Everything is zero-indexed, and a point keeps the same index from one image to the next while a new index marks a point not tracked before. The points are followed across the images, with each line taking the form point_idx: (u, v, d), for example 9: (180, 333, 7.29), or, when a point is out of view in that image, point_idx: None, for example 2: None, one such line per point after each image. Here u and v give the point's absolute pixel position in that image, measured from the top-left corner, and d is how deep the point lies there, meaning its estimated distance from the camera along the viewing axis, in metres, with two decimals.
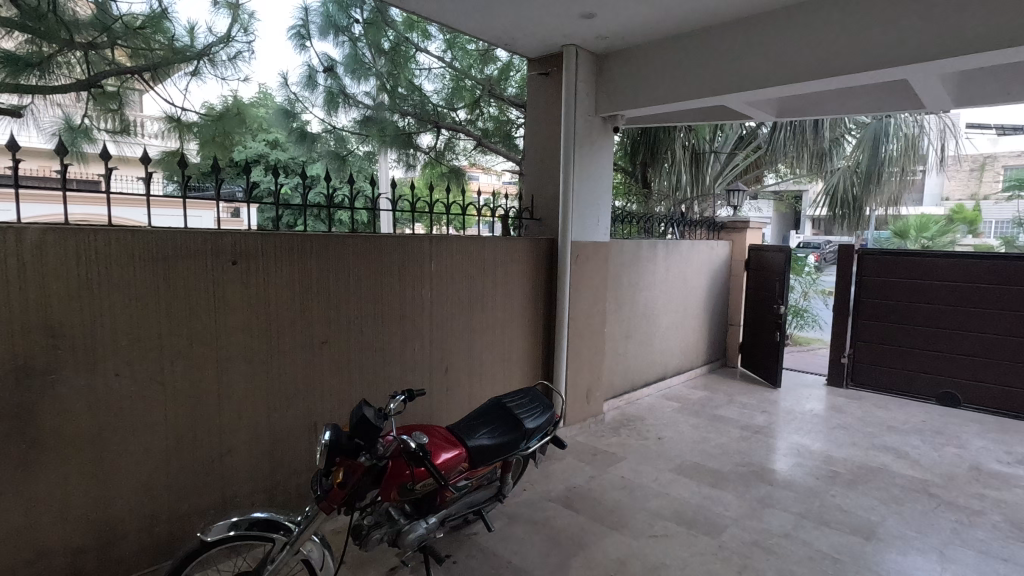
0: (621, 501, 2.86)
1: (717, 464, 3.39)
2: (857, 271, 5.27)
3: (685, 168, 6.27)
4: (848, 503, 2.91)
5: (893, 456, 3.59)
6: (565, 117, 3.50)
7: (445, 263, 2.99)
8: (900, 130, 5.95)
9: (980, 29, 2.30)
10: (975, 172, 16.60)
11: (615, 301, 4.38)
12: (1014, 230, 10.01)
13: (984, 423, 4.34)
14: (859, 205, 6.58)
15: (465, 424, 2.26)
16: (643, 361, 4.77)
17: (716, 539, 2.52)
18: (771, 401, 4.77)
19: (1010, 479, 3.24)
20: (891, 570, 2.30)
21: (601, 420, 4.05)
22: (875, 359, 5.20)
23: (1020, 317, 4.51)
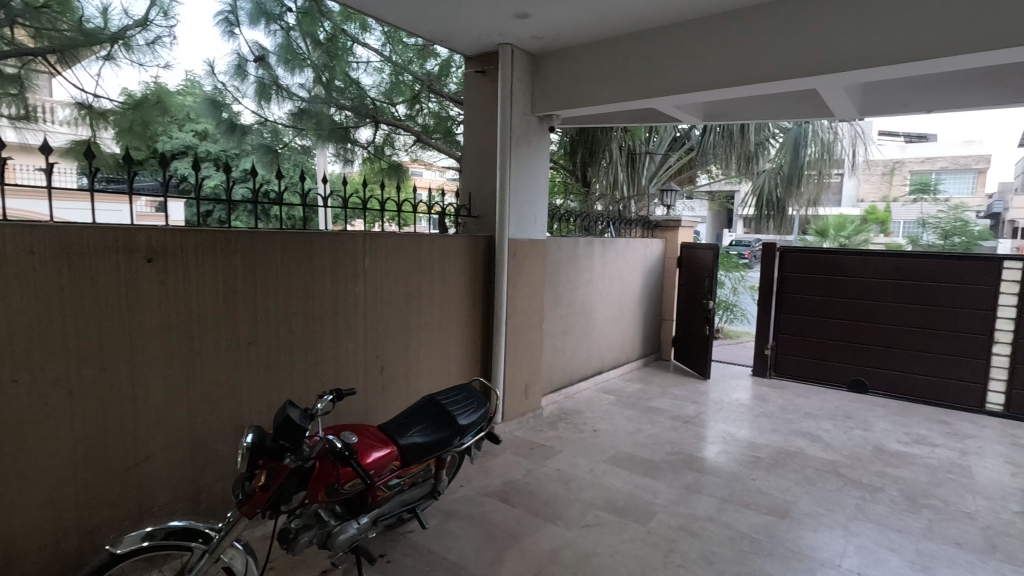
0: (557, 494, 2.92)
1: (649, 453, 3.53)
2: (778, 268, 5.60)
3: (623, 168, 6.45)
4: (766, 486, 3.10)
5: (808, 440, 3.86)
6: (501, 115, 3.52)
7: (380, 261, 2.96)
8: (817, 136, 6.36)
9: (877, 44, 2.50)
10: (885, 176, 17.98)
11: (553, 297, 4.46)
12: (919, 230, 10.94)
13: (889, 407, 4.73)
14: (783, 206, 6.95)
15: (397, 422, 2.24)
16: (581, 356, 4.88)
17: (646, 525, 2.62)
18: (701, 392, 5.00)
19: (908, 457, 3.55)
20: (802, 545, 2.47)
21: (539, 414, 4.11)
22: (796, 350, 5.54)
23: (919, 309, 4.94)
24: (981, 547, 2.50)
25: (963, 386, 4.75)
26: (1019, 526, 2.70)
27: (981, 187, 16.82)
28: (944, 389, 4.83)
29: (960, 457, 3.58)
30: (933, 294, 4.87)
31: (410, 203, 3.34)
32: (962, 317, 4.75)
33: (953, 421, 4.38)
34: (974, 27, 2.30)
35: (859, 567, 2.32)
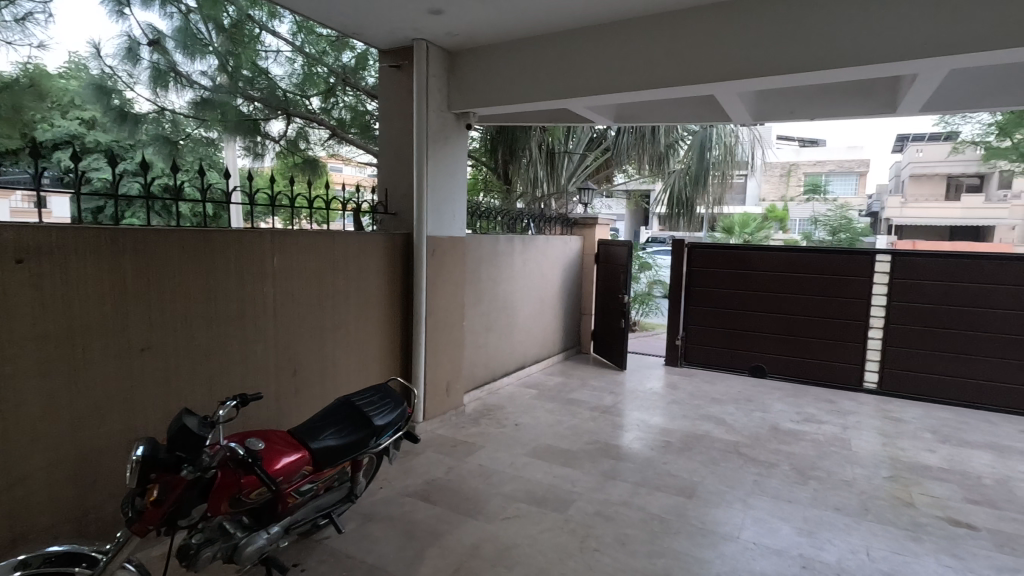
0: (478, 488, 2.95)
1: (568, 444, 3.64)
2: (687, 263, 5.94)
3: (542, 166, 6.57)
4: (676, 468, 3.29)
5: (714, 423, 4.13)
6: (417, 111, 3.47)
7: (290, 259, 2.84)
8: (721, 138, 6.81)
9: (764, 56, 2.72)
10: (783, 178, 19.51)
11: (474, 295, 4.48)
12: (811, 227, 12.00)
13: (784, 390, 5.15)
14: (691, 205, 7.34)
15: (310, 425, 2.18)
16: (503, 353, 4.93)
17: (564, 513, 2.71)
18: (618, 383, 5.22)
19: (799, 434, 3.89)
20: (706, 522, 2.65)
21: (461, 411, 4.12)
22: (704, 340, 5.91)
23: (809, 299, 5.41)
24: (856, 510, 2.79)
25: (845, 368, 5.26)
26: (888, 489, 3.04)
27: (863, 189, 18.70)
28: (830, 371, 5.32)
29: (842, 431, 3.98)
30: (819, 285, 5.35)
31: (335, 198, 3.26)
32: (844, 305, 5.26)
33: (837, 400, 4.85)
34: (845, 44, 2.55)
35: (755, 537, 2.52)
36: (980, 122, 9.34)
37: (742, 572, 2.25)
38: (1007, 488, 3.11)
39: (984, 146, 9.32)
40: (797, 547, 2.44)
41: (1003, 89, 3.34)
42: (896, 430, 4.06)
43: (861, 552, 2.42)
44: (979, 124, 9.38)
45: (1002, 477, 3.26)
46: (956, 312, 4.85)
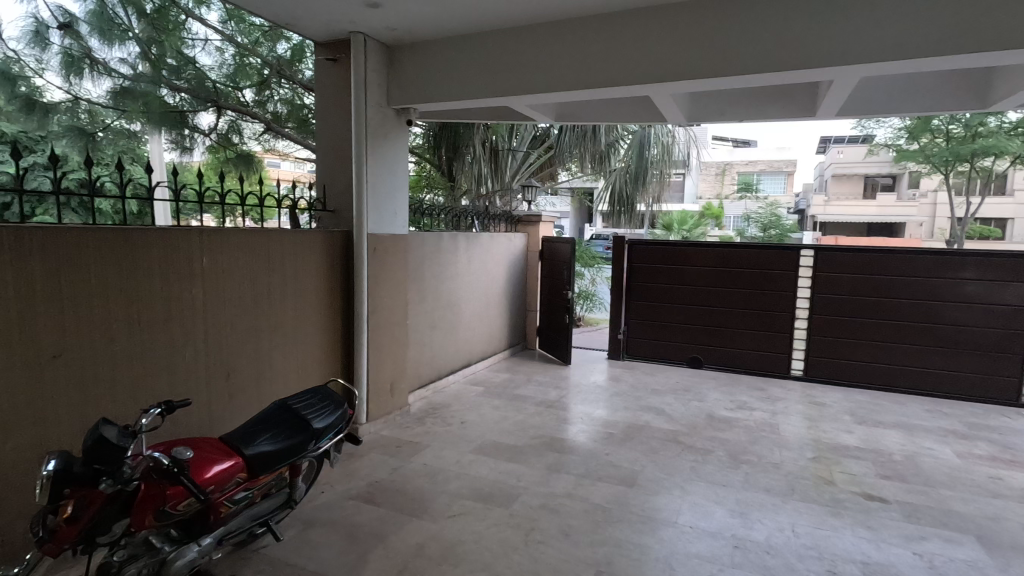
0: (423, 488, 2.93)
1: (513, 439, 3.67)
2: (628, 260, 6.11)
3: (486, 163, 6.56)
4: (618, 459, 3.39)
5: (654, 413, 4.27)
6: (355, 105, 3.39)
7: (221, 258, 2.71)
8: (659, 138, 7.04)
9: (695, 59, 2.83)
10: (718, 177, 20.35)
11: (417, 293, 4.42)
12: (744, 224, 12.59)
13: (719, 379, 5.40)
14: (632, 203, 7.53)
15: (245, 429, 2.09)
16: (448, 351, 4.91)
17: (509, 508, 2.73)
18: (563, 377, 5.31)
19: (732, 421, 4.09)
20: (646, 509, 2.75)
21: (406, 411, 4.07)
22: (645, 333, 6.09)
23: (742, 292, 5.68)
24: (783, 490, 2.97)
25: (774, 357, 5.57)
26: (811, 469, 3.24)
27: (791, 187, 19.81)
28: (761, 360, 5.61)
29: (771, 417, 4.21)
30: (751, 279, 5.63)
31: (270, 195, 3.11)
32: (773, 298, 5.55)
33: (767, 387, 5.12)
34: (768, 49, 2.69)
35: (691, 521, 2.63)
36: (891, 126, 10.08)
37: (679, 554, 2.34)
38: (914, 463, 3.39)
39: (895, 148, 10.07)
40: (730, 528, 2.57)
41: (908, 96, 3.62)
42: (819, 414, 4.33)
43: (787, 529, 2.57)
44: (891, 128, 10.13)
45: (910, 453, 3.55)
46: (870, 302, 5.23)
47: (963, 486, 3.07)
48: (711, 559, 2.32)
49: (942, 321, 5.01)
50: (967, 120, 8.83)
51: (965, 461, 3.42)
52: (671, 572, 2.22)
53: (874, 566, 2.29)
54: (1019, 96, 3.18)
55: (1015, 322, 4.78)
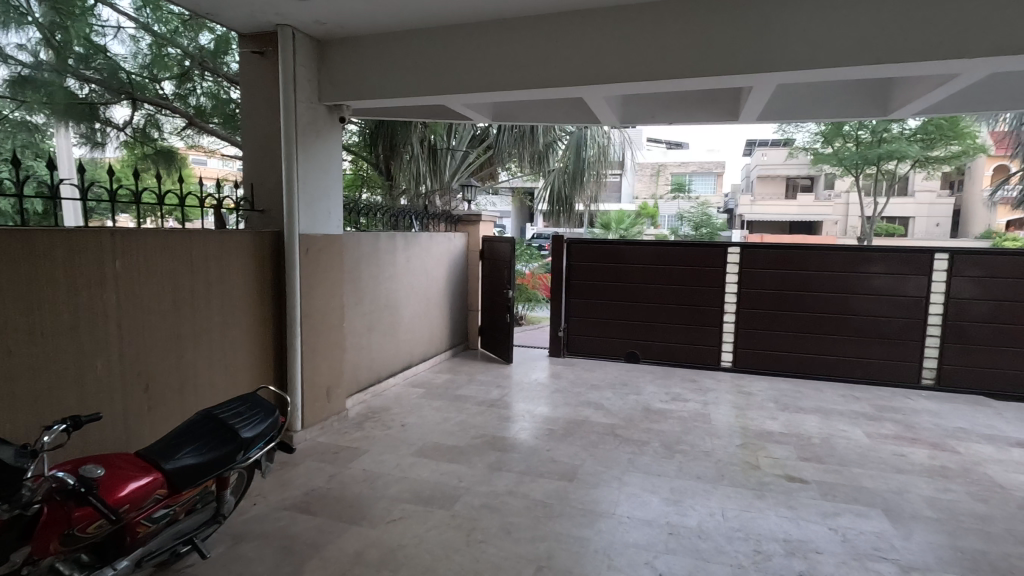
0: (362, 494, 2.86)
1: (455, 440, 3.65)
2: (567, 258, 6.22)
3: (424, 162, 6.49)
4: (558, 454, 3.44)
5: (594, 408, 4.37)
6: (284, 101, 3.26)
7: (136, 262, 2.54)
8: (595, 140, 7.22)
9: (626, 62, 2.91)
10: (653, 177, 21.05)
11: (354, 295, 4.31)
12: (677, 223, 13.10)
13: (655, 373, 5.59)
14: (570, 202, 7.70)
15: (166, 442, 1.97)
16: (388, 353, 4.82)
17: (450, 510, 2.71)
18: (505, 376, 5.34)
19: (667, 413, 4.25)
20: (585, 502, 2.81)
21: (344, 416, 3.96)
22: (584, 331, 6.22)
23: (675, 288, 5.90)
24: (714, 477, 3.11)
25: (705, 350, 5.83)
26: (739, 455, 3.42)
27: (720, 188, 20.79)
28: (694, 353, 5.86)
29: (703, 407, 4.41)
30: (683, 276, 5.86)
31: (192, 195, 2.94)
32: (704, 293, 5.81)
33: (699, 379, 5.36)
34: (692, 56, 2.81)
35: (629, 511, 2.71)
36: (808, 131, 10.77)
37: (617, 544, 2.41)
38: (830, 444, 3.64)
39: (812, 152, 10.77)
40: (665, 516, 2.67)
41: (819, 102, 3.89)
42: (747, 402, 4.57)
43: (717, 514, 2.69)
44: (808, 133, 10.81)
45: (827, 435, 3.81)
46: (791, 296, 5.57)
47: (872, 464, 3.33)
48: (647, 546, 2.40)
49: (854, 313, 5.40)
50: (873, 127, 9.57)
51: (874, 441, 3.71)
52: (610, 562, 2.28)
53: (795, 543, 2.44)
54: (914, 105, 3.48)
55: (916, 311, 5.22)
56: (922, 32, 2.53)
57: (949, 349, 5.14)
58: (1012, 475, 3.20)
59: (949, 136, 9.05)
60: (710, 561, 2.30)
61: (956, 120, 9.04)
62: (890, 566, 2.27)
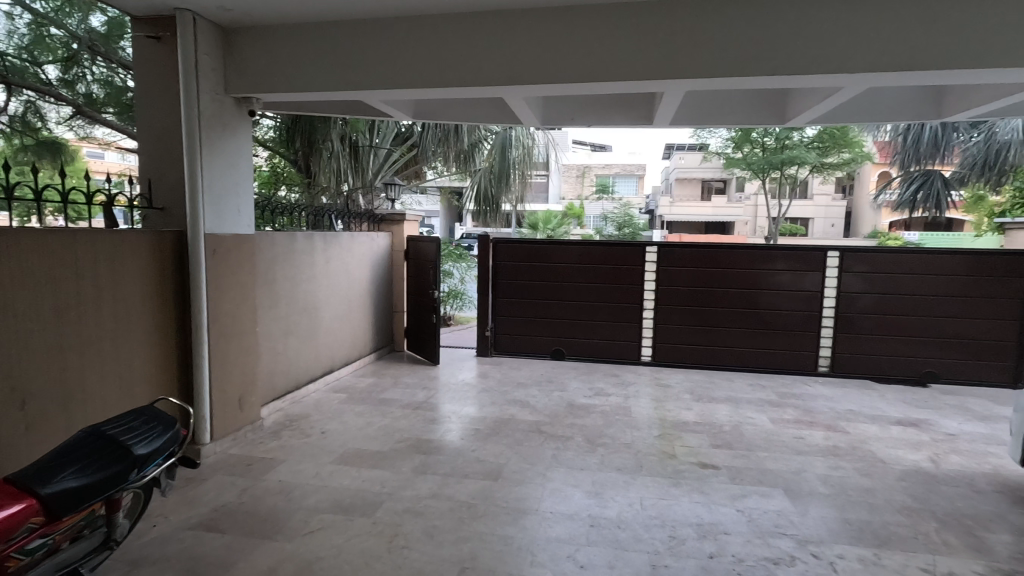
0: (277, 507, 2.72)
1: (378, 445, 3.56)
2: (493, 258, 6.23)
3: (345, 159, 6.28)
4: (483, 454, 3.44)
5: (520, 406, 4.41)
6: (184, 91, 3.03)
7: (8, 266, 2.27)
8: (519, 140, 7.27)
9: (543, 65, 2.95)
10: (578, 178, 21.54)
11: (267, 298, 4.09)
12: (602, 223, 13.51)
13: (579, 369, 5.73)
14: (497, 202, 7.73)
15: (44, 464, 1.78)
16: (306, 358, 4.61)
17: (371, 517, 2.64)
18: (431, 377, 5.27)
19: (590, 408, 4.36)
20: (510, 500, 2.83)
21: (259, 426, 3.76)
22: (511, 330, 6.26)
23: (598, 287, 6.06)
24: (633, 467, 3.23)
25: (626, 345, 6.05)
26: (657, 445, 3.57)
27: (641, 189, 21.65)
28: (616, 349, 6.06)
29: (624, 400, 4.57)
30: (605, 275, 6.03)
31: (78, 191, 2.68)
32: (625, 291, 6.02)
33: (621, 374, 5.54)
34: (607, 60, 2.90)
35: (552, 506, 2.76)
36: (720, 136, 11.40)
37: (540, 540, 2.44)
38: (739, 431, 3.87)
39: (724, 156, 11.43)
40: (586, 508, 2.73)
41: (725, 109, 4.13)
42: (664, 395, 4.78)
43: (636, 503, 2.80)
44: (721, 138, 11.41)
45: (736, 423, 4.06)
46: (705, 293, 5.88)
47: (775, 447, 3.58)
48: (568, 540, 2.44)
49: (761, 307, 5.78)
50: (777, 134, 10.30)
51: (777, 426, 4.00)
52: (532, 558, 2.31)
53: (706, 526, 2.58)
54: (806, 114, 3.78)
55: (813, 305, 5.67)
56: (811, 47, 2.74)
57: (841, 339, 5.63)
58: (892, 451, 3.55)
59: (842, 144, 9.89)
60: (628, 549, 2.38)
61: (846, 130, 9.90)
62: (789, 541, 2.45)
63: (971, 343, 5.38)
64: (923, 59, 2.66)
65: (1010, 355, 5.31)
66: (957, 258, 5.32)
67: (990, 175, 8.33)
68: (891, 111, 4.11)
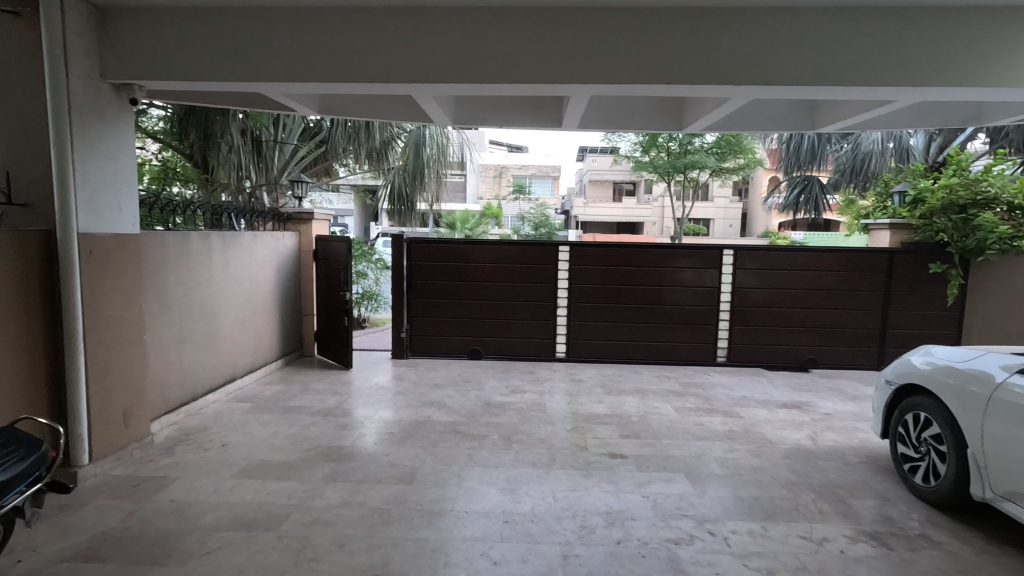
0: (168, 528, 2.51)
1: (284, 455, 3.39)
2: (407, 258, 6.11)
3: (247, 154, 5.91)
4: (397, 457, 3.37)
5: (436, 407, 4.37)
6: (51, 73, 2.71)
7: None
8: (433, 139, 7.20)
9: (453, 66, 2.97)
10: (495, 179, 21.65)
11: (157, 303, 3.77)
12: (519, 223, 13.68)
13: (496, 368, 5.78)
14: (412, 202, 7.61)
15: None
16: (204, 367, 4.30)
17: (275, 531, 2.50)
18: (343, 382, 5.09)
19: (506, 406, 4.41)
20: (424, 502, 2.79)
21: (148, 443, 3.45)
22: (426, 330, 6.19)
23: (514, 286, 6.13)
24: (546, 462, 3.30)
25: (541, 343, 6.18)
26: (570, 439, 3.68)
27: (557, 190, 22.16)
28: (532, 347, 6.17)
29: (539, 397, 4.66)
30: (519, 274, 6.12)
31: None
32: (539, 289, 6.13)
33: (536, 370, 5.65)
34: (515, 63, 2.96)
35: (467, 506, 2.76)
36: (629, 141, 11.92)
37: (455, 540, 2.44)
38: (646, 421, 4.07)
39: (633, 160, 11.97)
40: (500, 505, 2.76)
41: (629, 115, 4.34)
42: (578, 389, 4.94)
43: (549, 496, 2.87)
44: (629, 142, 11.94)
45: (643, 413, 4.27)
46: (614, 290, 6.13)
47: (678, 434, 3.81)
48: (482, 537, 2.46)
49: (665, 303, 6.12)
50: (680, 139, 10.96)
51: (680, 414, 4.25)
52: (446, 559, 2.30)
53: (615, 513, 2.69)
54: (700, 122, 4.05)
55: (711, 299, 6.09)
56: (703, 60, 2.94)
57: (736, 331, 6.08)
58: (779, 432, 3.88)
59: (736, 151, 10.68)
60: (541, 542, 2.43)
61: (740, 137, 10.72)
62: (689, 522, 2.62)
63: (844, 331, 6.01)
64: (796, 75, 2.98)
65: (875, 341, 6.00)
66: (832, 255, 5.91)
67: (858, 180, 9.31)
68: (772, 121, 4.51)
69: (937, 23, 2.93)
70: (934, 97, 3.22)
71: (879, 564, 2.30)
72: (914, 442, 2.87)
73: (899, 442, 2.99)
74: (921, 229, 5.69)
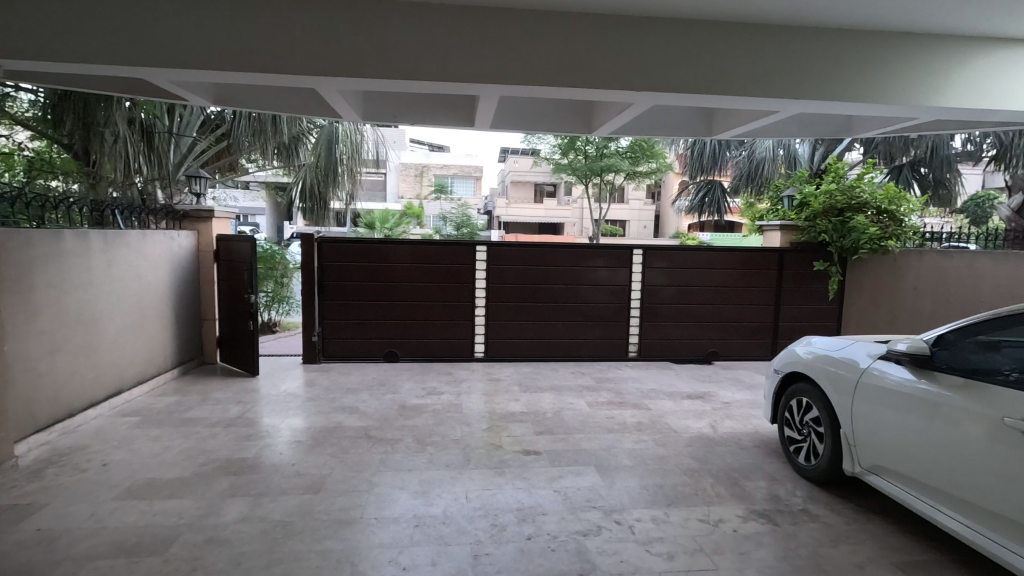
0: (32, 562, 2.24)
1: (177, 471, 3.14)
2: (318, 258, 5.86)
3: (137, 146, 5.44)
4: (303, 467, 3.22)
5: (348, 413, 4.22)
6: None
7: None
8: (345, 136, 6.93)
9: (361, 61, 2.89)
10: (416, 177, 21.26)
11: (23, 310, 3.38)
12: (441, 223, 13.58)
13: (413, 370, 5.68)
14: (324, 200, 7.32)
15: None
16: (81, 380, 3.88)
17: (161, 555, 2.30)
18: (247, 391, 4.79)
19: (421, 408, 4.34)
20: (330, 512, 2.68)
21: (11, 467, 3.06)
22: (340, 333, 5.97)
23: (430, 286, 6.05)
24: (460, 462, 3.28)
25: (459, 343, 6.15)
26: (485, 438, 3.68)
27: (479, 190, 22.13)
28: (449, 347, 6.13)
29: (455, 398, 4.63)
30: (436, 274, 6.05)
31: None
32: (456, 289, 6.09)
33: (454, 371, 5.61)
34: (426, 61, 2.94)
35: (376, 513, 2.68)
36: (548, 143, 12.12)
37: (362, 548, 2.36)
38: (560, 417, 4.16)
39: (551, 161, 12.12)
40: (412, 509, 2.71)
41: (540, 116, 4.41)
42: (494, 388, 4.95)
43: (462, 497, 2.85)
44: (548, 144, 12.14)
45: (558, 409, 4.35)
46: (529, 290, 6.21)
47: (590, 428, 3.92)
48: (392, 544, 2.40)
49: (580, 301, 6.28)
50: (597, 143, 11.30)
51: (592, 409, 4.38)
52: (353, 568, 2.22)
53: (525, 510, 2.72)
54: (608, 127, 4.22)
55: (622, 297, 6.32)
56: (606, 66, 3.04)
57: (646, 327, 6.36)
58: (682, 422, 4.10)
59: (648, 154, 11.16)
60: (452, 543, 2.41)
61: (652, 142, 11.22)
62: (597, 513, 2.69)
63: (743, 325, 6.45)
64: (690, 85, 3.17)
65: (769, 333, 6.49)
66: (731, 255, 6.32)
67: (754, 185, 10.02)
68: (674, 127, 4.76)
69: (811, 43, 3.22)
70: (813, 109, 3.52)
71: (766, 540, 2.47)
72: (798, 425, 3.12)
73: (785, 426, 3.25)
74: (807, 230, 6.23)
